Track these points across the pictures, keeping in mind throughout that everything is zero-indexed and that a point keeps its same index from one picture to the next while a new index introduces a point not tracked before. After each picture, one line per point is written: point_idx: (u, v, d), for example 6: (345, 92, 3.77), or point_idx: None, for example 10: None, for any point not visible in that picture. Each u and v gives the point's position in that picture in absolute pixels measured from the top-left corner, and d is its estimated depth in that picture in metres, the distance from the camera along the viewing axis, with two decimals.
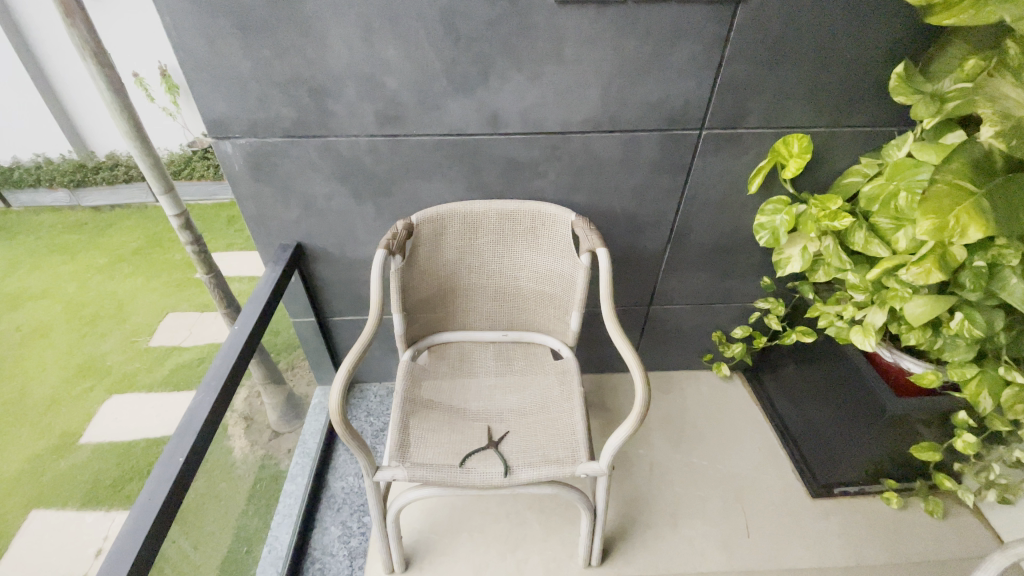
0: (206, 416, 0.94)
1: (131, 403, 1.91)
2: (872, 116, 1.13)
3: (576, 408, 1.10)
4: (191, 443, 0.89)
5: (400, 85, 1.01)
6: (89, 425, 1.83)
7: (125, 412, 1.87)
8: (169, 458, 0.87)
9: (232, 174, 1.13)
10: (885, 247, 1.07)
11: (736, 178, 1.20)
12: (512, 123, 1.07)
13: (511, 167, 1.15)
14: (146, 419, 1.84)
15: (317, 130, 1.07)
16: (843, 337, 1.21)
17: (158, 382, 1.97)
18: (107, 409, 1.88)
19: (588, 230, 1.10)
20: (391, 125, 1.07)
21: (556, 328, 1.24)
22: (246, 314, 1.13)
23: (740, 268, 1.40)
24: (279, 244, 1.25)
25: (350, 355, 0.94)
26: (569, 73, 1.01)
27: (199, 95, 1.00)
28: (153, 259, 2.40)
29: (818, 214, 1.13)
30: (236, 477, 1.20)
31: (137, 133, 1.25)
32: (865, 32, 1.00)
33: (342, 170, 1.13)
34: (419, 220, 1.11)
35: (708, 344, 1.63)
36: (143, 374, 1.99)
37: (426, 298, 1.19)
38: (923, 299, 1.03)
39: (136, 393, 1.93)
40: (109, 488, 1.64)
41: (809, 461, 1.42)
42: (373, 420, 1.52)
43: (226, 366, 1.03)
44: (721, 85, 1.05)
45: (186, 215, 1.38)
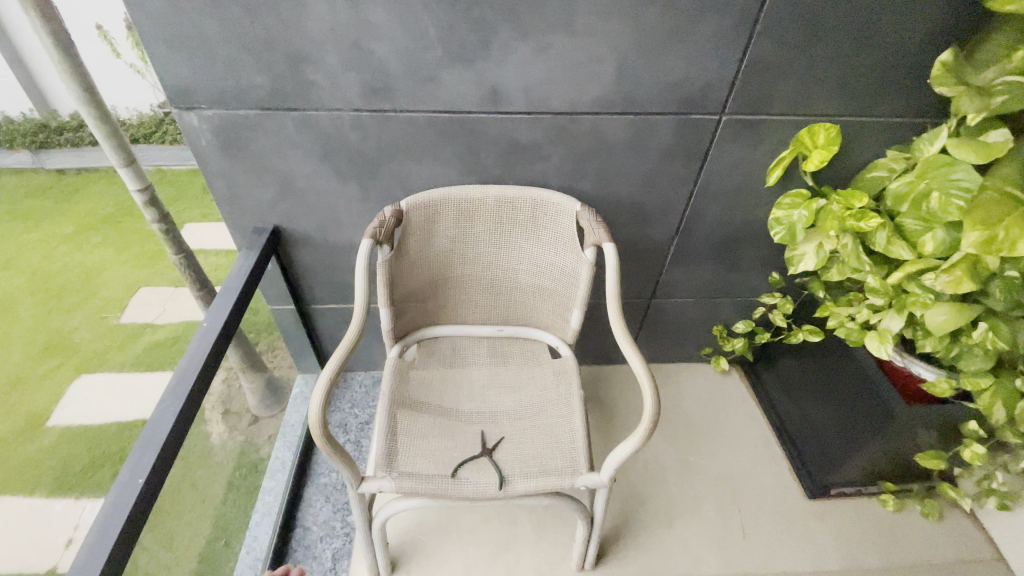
0: (170, 428, 0.83)
1: (102, 383, 1.80)
2: (905, 105, 1.04)
3: (575, 412, 1.03)
4: (154, 459, 0.78)
5: (390, 54, 0.89)
6: (58, 406, 1.72)
7: (95, 392, 1.76)
8: (128, 478, 0.77)
9: (200, 150, 1.00)
10: (908, 248, 1.01)
11: (755, 168, 1.11)
12: (515, 100, 0.96)
13: (511, 150, 1.04)
14: (118, 402, 1.74)
15: (295, 101, 0.95)
16: (854, 340, 1.16)
17: (131, 361, 1.86)
18: (76, 389, 1.78)
19: (594, 222, 1.01)
20: (379, 98, 0.95)
21: (555, 324, 1.16)
22: (217, 308, 1.02)
23: (750, 262, 1.33)
24: (254, 227, 1.14)
25: (336, 354, 0.86)
26: (582, 47, 0.89)
27: (158, 58, 0.87)
28: (123, 229, 2.25)
29: (840, 211, 1.05)
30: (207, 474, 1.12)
31: (91, 98, 1.11)
32: (910, 11, 0.90)
33: (324, 148, 1.02)
34: (409, 206, 1.01)
35: (708, 338, 1.57)
36: (115, 353, 1.88)
37: (416, 290, 1.10)
38: (946, 308, 0.97)
39: (108, 372, 1.82)
40: (80, 473, 1.55)
41: (806, 462, 1.38)
42: (358, 412, 1.45)
43: (194, 368, 0.92)
44: (747, 65, 0.95)
45: (151, 190, 1.26)
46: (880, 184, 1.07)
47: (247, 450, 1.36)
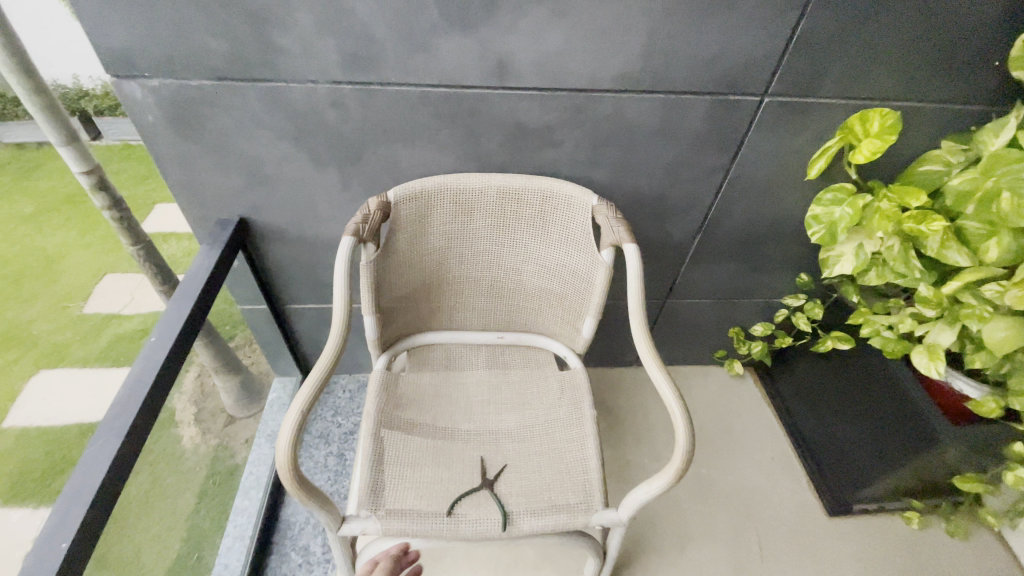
0: (102, 476, 0.65)
1: (64, 380, 1.59)
2: (971, 89, 0.90)
3: (588, 437, 0.91)
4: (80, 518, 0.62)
5: (375, 15, 0.73)
6: (14, 406, 1.52)
7: (55, 390, 1.56)
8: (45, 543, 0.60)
9: (147, 128, 0.84)
10: (967, 255, 0.89)
11: (794, 159, 0.97)
12: (524, 75, 0.81)
13: (518, 134, 0.89)
14: (82, 402, 1.56)
15: (260, 70, 0.78)
16: (891, 351, 1.04)
17: (95, 355, 1.65)
18: (33, 387, 1.57)
19: (614, 220, 0.87)
20: (362, 69, 0.79)
21: (563, 332, 1.03)
22: (169, 317, 0.85)
23: (776, 262, 1.20)
24: (216, 218, 0.98)
25: (313, 374, 0.71)
26: (607, 11, 0.74)
27: (86, 13, 0.71)
28: (84, 210, 2.04)
29: (892, 210, 0.92)
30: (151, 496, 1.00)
31: (18, 61, 0.92)
32: None
33: (296, 127, 0.85)
34: (397, 199, 0.86)
35: (722, 340, 1.45)
36: (77, 346, 1.67)
37: (406, 294, 0.96)
38: (1008, 323, 0.86)
39: (70, 368, 1.61)
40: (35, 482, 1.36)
41: (827, 476, 1.29)
42: (341, 421, 1.32)
43: (137, 394, 0.74)
44: (799, 39, 0.80)
45: (99, 172, 1.09)
46: (937, 180, 0.94)
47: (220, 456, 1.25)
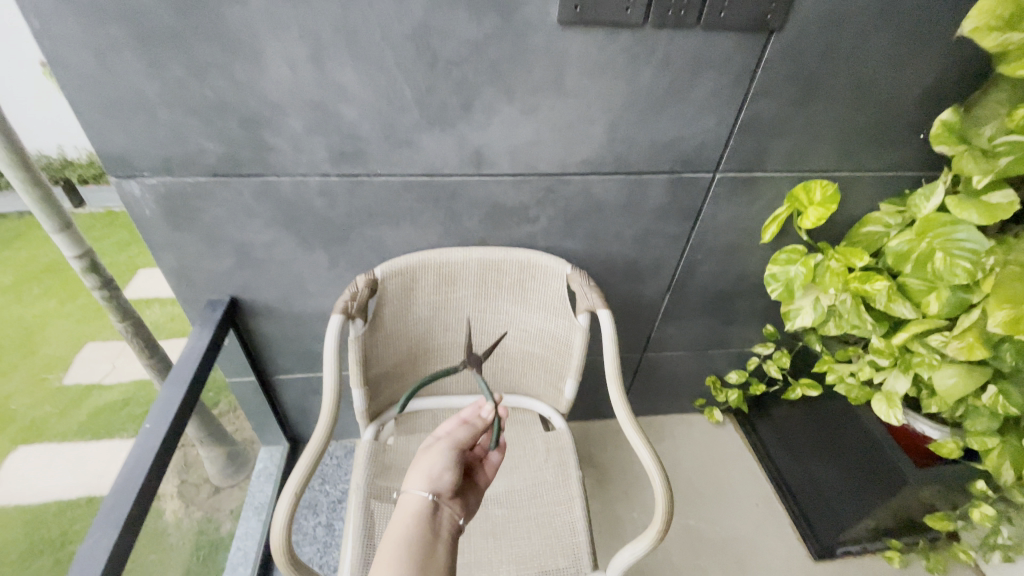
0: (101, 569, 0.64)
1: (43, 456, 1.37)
2: (901, 158, 0.99)
3: (575, 498, 0.93)
4: None
5: (361, 117, 0.80)
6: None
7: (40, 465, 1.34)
8: None
9: (141, 221, 0.87)
10: (912, 308, 0.95)
11: (750, 224, 1.06)
12: (498, 162, 0.87)
13: (496, 212, 0.95)
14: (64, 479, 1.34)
15: (252, 167, 0.83)
16: (856, 398, 1.10)
17: (75, 427, 1.43)
18: (19, 462, 1.34)
19: (588, 287, 0.93)
20: (349, 163, 0.85)
21: (546, 393, 1.07)
22: (160, 406, 0.84)
23: (743, 315, 1.27)
24: (207, 299, 1.01)
25: (307, 454, 0.77)
26: (572, 107, 0.82)
27: (91, 127, 0.76)
28: (65, 274, 1.76)
29: (841, 269, 1.01)
30: (168, 546, 1.04)
31: (20, 160, 0.90)
32: (909, 71, 0.86)
33: (286, 213, 0.90)
34: (384, 275, 0.91)
35: (701, 388, 1.51)
36: (57, 420, 1.44)
37: (393, 364, 0.99)
38: (954, 370, 0.93)
39: (49, 443, 1.39)
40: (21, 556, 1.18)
41: (812, 520, 1.31)
42: (329, 489, 1.32)
43: (133, 487, 0.73)
44: (743, 124, 0.88)
45: (91, 255, 1.05)
46: (879, 240, 1.02)
47: (206, 528, 1.21)
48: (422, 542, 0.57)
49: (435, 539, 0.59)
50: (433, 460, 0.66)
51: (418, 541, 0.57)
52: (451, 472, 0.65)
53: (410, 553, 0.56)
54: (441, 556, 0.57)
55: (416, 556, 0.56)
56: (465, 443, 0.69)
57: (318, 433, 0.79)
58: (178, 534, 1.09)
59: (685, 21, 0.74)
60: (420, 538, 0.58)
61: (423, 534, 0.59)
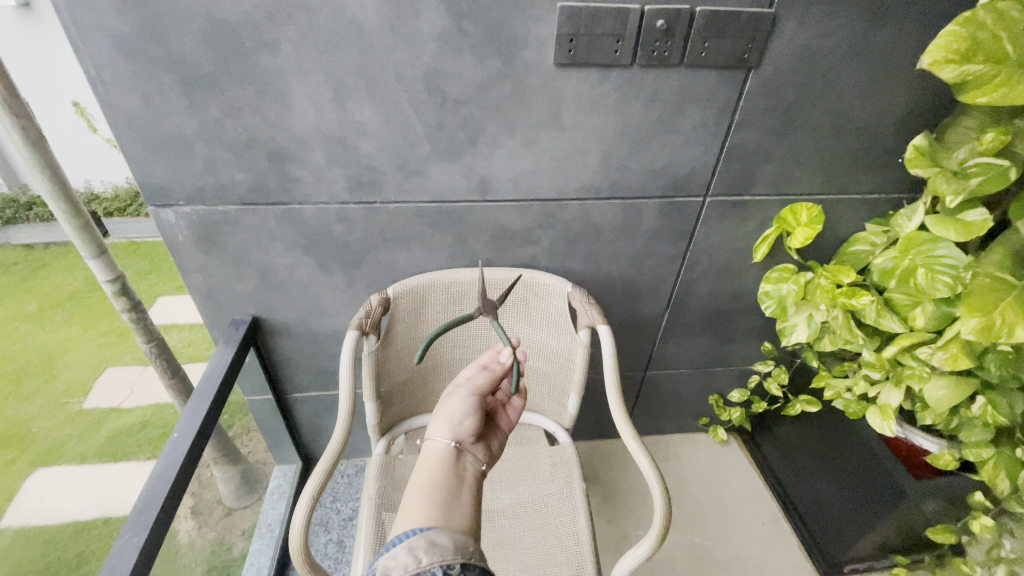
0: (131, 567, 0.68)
1: (61, 479, 1.38)
2: (880, 182, 1.06)
3: (579, 509, 0.96)
4: None
5: (377, 150, 0.87)
6: (10, 505, 1.31)
7: (57, 487, 1.35)
8: None
9: (174, 245, 0.95)
10: (900, 322, 0.99)
11: (742, 245, 1.12)
12: (503, 189, 0.95)
13: (501, 235, 1.02)
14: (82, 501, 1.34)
15: (277, 196, 0.91)
16: (853, 413, 1.12)
17: (94, 450, 1.45)
18: (36, 486, 1.35)
19: (587, 303, 0.99)
20: (366, 192, 0.92)
21: (551, 408, 1.12)
22: (187, 417, 0.90)
23: (740, 333, 1.32)
24: (231, 319, 1.08)
25: (325, 457, 0.85)
26: (569, 139, 0.90)
27: (134, 161, 0.84)
28: (88, 301, 1.81)
29: (829, 286, 1.05)
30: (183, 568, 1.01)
31: (63, 192, 0.95)
32: (880, 102, 0.93)
33: (306, 238, 0.97)
34: (396, 294, 0.97)
35: (704, 407, 1.54)
36: (75, 442, 1.45)
37: (404, 380, 1.05)
38: (943, 382, 0.97)
39: (68, 467, 1.40)
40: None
41: (817, 538, 1.31)
42: (340, 507, 1.35)
43: (161, 492, 0.78)
44: (729, 152, 0.95)
45: (123, 280, 1.09)
46: (865, 258, 1.07)
47: (219, 551, 1.18)
48: (446, 483, 0.57)
49: (459, 482, 0.58)
50: (453, 408, 0.67)
51: (442, 482, 0.57)
52: (471, 418, 0.66)
53: (435, 494, 0.55)
54: (466, 497, 0.56)
55: (441, 496, 0.55)
56: (483, 390, 0.70)
57: (337, 435, 0.88)
58: (193, 554, 1.04)
59: (669, 61, 0.82)
60: (444, 480, 0.57)
61: (447, 476, 0.58)
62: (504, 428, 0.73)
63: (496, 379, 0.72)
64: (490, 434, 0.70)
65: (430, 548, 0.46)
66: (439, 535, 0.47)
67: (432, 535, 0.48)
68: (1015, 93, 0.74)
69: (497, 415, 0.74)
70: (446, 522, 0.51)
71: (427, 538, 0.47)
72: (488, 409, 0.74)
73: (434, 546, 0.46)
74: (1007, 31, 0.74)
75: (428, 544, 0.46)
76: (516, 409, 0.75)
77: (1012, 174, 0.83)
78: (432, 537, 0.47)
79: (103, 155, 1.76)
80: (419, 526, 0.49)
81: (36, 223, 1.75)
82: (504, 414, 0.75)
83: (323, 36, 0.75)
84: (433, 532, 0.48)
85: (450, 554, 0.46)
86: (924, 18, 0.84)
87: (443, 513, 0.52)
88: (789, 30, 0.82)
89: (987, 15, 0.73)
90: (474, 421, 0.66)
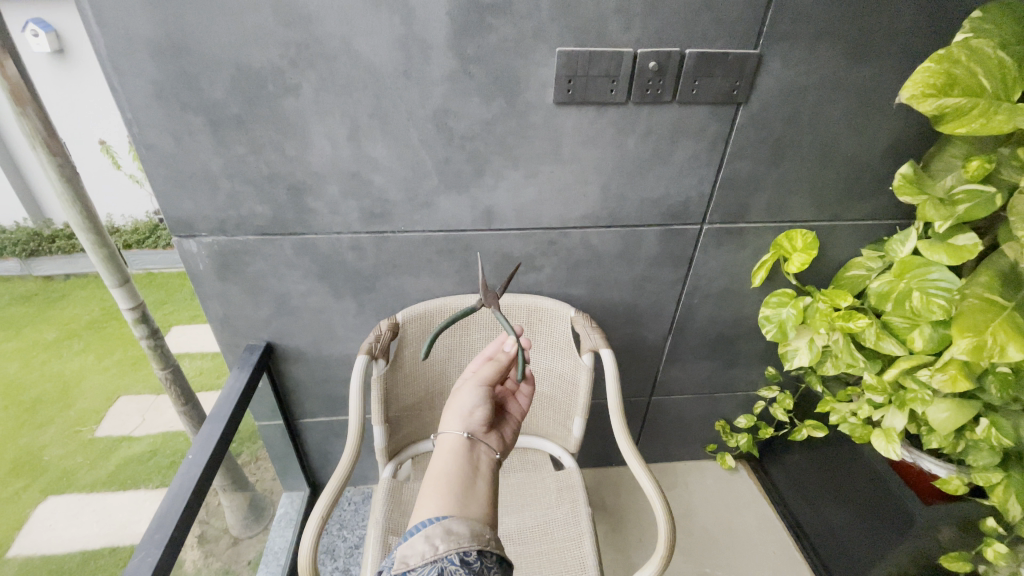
0: None
1: (70, 507, 1.39)
2: (872, 210, 1.10)
3: (585, 534, 0.96)
4: None
5: (389, 183, 0.93)
6: (19, 534, 1.32)
7: (66, 516, 1.36)
8: None
9: (195, 274, 1.00)
10: (900, 345, 1.00)
11: (741, 271, 1.15)
12: (507, 219, 0.99)
13: (506, 262, 1.06)
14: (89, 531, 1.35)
15: (294, 226, 0.96)
16: (859, 437, 1.12)
17: (104, 479, 1.46)
18: (45, 514, 1.36)
19: (590, 327, 1.01)
20: (378, 222, 0.97)
21: (557, 432, 1.13)
22: (201, 440, 0.93)
23: (743, 357, 1.33)
24: (246, 345, 1.12)
25: (334, 479, 0.87)
26: (569, 171, 0.95)
27: (162, 194, 0.89)
28: (104, 330, 1.83)
29: (828, 310, 1.08)
30: None
31: (92, 224, 1.00)
32: (866, 134, 0.98)
33: (321, 266, 1.02)
34: (405, 319, 1.00)
35: (711, 434, 1.53)
36: (86, 471, 1.46)
37: (411, 404, 1.07)
38: (946, 404, 0.97)
39: (77, 495, 1.41)
40: None
41: (831, 568, 1.29)
42: (347, 534, 1.35)
43: (174, 512, 0.80)
44: (723, 182, 1.00)
45: (143, 307, 1.14)
46: (861, 283, 1.09)
47: None
48: (461, 475, 0.57)
49: (475, 472, 0.59)
50: (464, 400, 0.69)
51: (457, 474, 0.58)
52: (481, 408, 0.68)
53: (451, 486, 0.56)
54: (482, 487, 0.57)
55: (456, 489, 0.56)
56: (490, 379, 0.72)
57: (347, 455, 0.91)
58: None
59: (662, 97, 0.87)
60: (459, 471, 0.58)
61: (463, 468, 0.59)
62: (514, 415, 0.76)
63: (503, 368, 0.75)
64: (501, 423, 0.72)
65: (446, 535, 0.48)
66: (455, 523, 0.49)
67: (448, 523, 0.49)
68: (993, 123, 0.77)
69: (507, 404, 0.76)
70: (462, 512, 0.52)
71: (444, 526, 0.49)
72: (498, 398, 0.77)
73: (450, 534, 0.48)
74: (980, 66, 0.77)
75: (445, 532, 0.48)
76: (525, 396, 0.78)
77: (999, 200, 0.86)
78: (448, 526, 0.49)
79: (126, 189, 1.86)
80: (436, 514, 0.51)
81: (58, 254, 1.82)
82: (514, 401, 0.77)
83: (340, 80, 0.82)
84: (450, 521, 0.49)
85: (467, 540, 0.48)
86: (901, 57, 0.89)
87: (459, 504, 0.53)
88: (774, 69, 0.87)
89: (959, 51, 0.77)
90: (485, 412, 0.68)
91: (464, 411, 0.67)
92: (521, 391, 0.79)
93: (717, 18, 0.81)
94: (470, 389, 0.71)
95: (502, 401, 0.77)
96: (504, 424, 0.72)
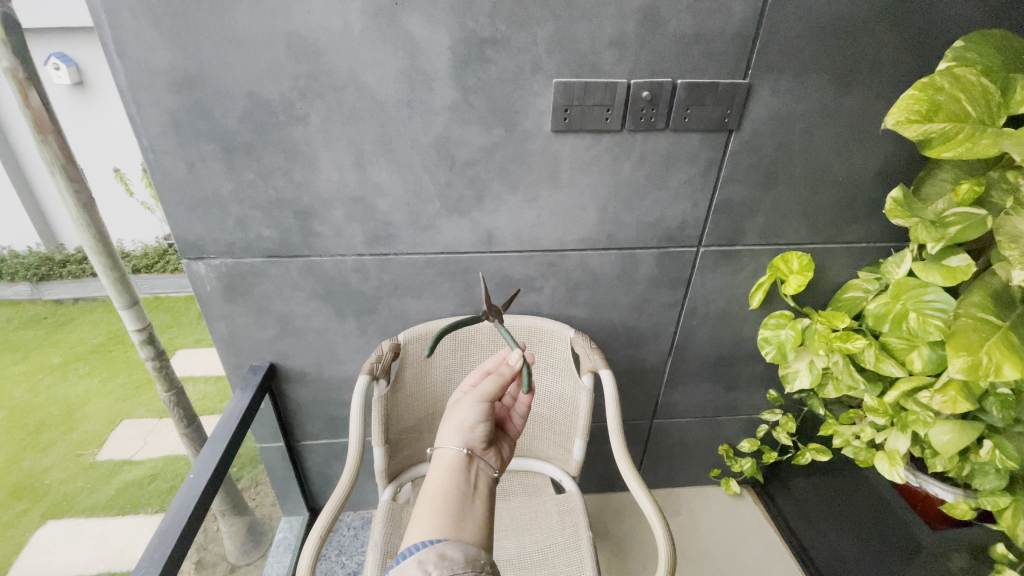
0: None
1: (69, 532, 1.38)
2: (867, 232, 1.11)
3: (586, 559, 0.95)
4: None
5: (392, 208, 0.96)
6: (18, 558, 1.31)
7: (64, 541, 1.36)
8: None
9: (203, 295, 1.02)
10: (899, 366, 1.00)
11: (739, 292, 1.16)
12: (507, 241, 1.02)
13: (506, 284, 1.08)
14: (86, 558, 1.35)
15: (300, 249, 0.99)
16: (864, 460, 1.12)
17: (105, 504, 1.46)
18: (43, 540, 1.36)
19: (590, 349, 1.02)
20: (382, 245, 1.00)
21: (557, 455, 1.13)
22: (203, 459, 0.93)
23: (744, 379, 1.33)
24: (250, 366, 1.13)
25: (333, 499, 0.87)
26: (567, 195, 0.98)
27: (174, 218, 0.92)
28: (111, 354, 1.85)
29: (825, 331, 1.08)
30: None
31: (105, 246, 1.03)
32: (857, 158, 1.01)
33: (325, 287, 1.04)
34: (407, 340, 1.02)
35: (714, 457, 1.51)
36: (86, 495, 1.45)
37: (413, 425, 1.07)
38: (948, 426, 0.95)
39: (78, 519, 1.40)
40: None
41: None
42: (345, 560, 1.33)
43: (174, 533, 0.80)
44: (717, 206, 1.02)
45: (150, 329, 1.16)
46: (859, 304, 1.10)
47: None
48: (458, 496, 0.58)
49: (472, 492, 0.59)
50: (463, 416, 0.69)
51: (454, 494, 0.58)
52: (481, 426, 0.68)
53: (446, 507, 0.56)
54: (479, 509, 0.57)
55: (452, 510, 0.56)
56: (491, 395, 0.71)
57: (347, 475, 0.91)
58: None
59: (656, 125, 0.91)
60: (455, 491, 0.58)
61: (459, 487, 0.59)
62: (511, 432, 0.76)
63: (506, 382, 0.72)
64: (499, 439, 0.73)
65: (440, 561, 0.47)
66: (450, 548, 0.49)
67: (442, 548, 0.49)
68: (979, 147, 0.79)
69: (504, 421, 0.77)
70: (457, 534, 0.52)
71: (437, 551, 0.49)
72: (497, 415, 0.77)
73: (444, 559, 0.48)
74: (964, 93, 0.79)
75: (438, 558, 0.48)
76: (521, 413, 0.78)
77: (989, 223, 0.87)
78: (443, 550, 0.49)
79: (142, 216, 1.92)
80: (432, 537, 0.51)
81: (68, 278, 1.75)
82: (511, 419, 0.78)
83: (348, 110, 0.86)
84: (444, 545, 0.49)
85: (460, 567, 0.48)
86: (885, 86, 0.93)
87: (454, 525, 0.53)
88: (763, 97, 0.91)
89: (942, 79, 0.79)
90: (484, 428, 0.68)
91: (464, 426, 0.67)
92: (518, 407, 0.80)
93: (707, 50, 0.85)
94: (470, 403, 0.71)
95: (500, 416, 0.77)
96: (502, 441, 0.73)
